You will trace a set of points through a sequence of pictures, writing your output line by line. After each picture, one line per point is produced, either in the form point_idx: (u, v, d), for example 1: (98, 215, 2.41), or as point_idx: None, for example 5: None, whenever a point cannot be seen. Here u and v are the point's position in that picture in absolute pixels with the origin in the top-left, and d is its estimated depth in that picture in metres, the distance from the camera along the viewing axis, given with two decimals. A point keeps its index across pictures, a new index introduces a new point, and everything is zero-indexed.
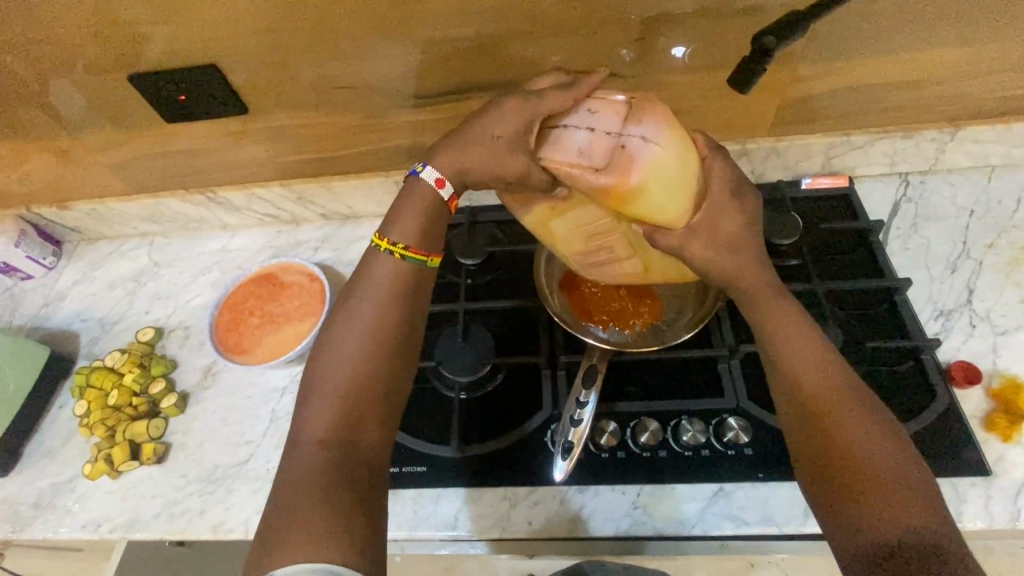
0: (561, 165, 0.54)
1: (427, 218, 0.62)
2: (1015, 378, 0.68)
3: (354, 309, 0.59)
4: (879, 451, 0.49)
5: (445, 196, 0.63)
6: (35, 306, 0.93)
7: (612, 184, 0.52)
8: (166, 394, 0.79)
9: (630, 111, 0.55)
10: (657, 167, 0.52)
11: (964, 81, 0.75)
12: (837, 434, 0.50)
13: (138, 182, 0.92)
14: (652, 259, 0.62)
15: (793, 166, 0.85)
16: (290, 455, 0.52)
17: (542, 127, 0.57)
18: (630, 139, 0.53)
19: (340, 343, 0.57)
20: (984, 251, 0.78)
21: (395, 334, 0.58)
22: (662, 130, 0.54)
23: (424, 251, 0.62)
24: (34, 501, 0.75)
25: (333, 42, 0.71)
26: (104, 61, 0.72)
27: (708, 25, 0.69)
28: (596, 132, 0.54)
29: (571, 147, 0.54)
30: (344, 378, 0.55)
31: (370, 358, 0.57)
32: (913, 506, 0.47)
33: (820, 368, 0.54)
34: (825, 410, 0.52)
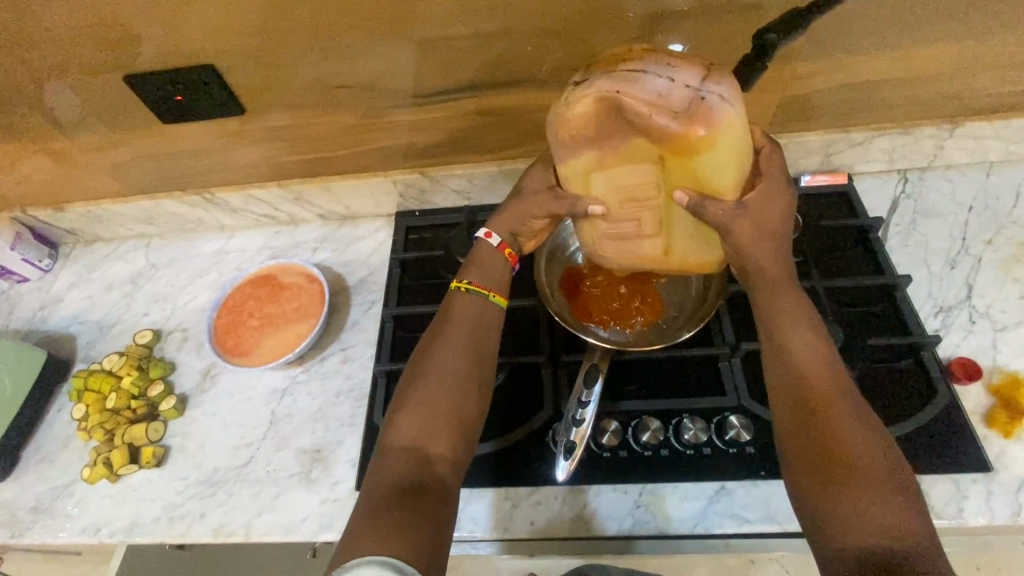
0: (636, 104, 0.50)
1: (485, 263, 0.66)
2: (1015, 374, 0.68)
3: (444, 337, 0.62)
4: (870, 450, 0.50)
5: (495, 243, 0.67)
6: (31, 309, 0.93)
7: (682, 135, 0.51)
8: (165, 397, 0.79)
9: (709, 67, 0.52)
10: (729, 128, 0.52)
11: (963, 77, 0.75)
12: (833, 428, 0.51)
13: (135, 183, 0.91)
14: (679, 238, 0.61)
15: (792, 164, 0.85)
16: (379, 464, 0.56)
17: (616, 63, 0.52)
18: (710, 95, 0.51)
19: (430, 369, 0.60)
20: (983, 247, 0.78)
21: (478, 365, 0.61)
22: (737, 94, 0.52)
23: (487, 287, 0.65)
24: (32, 505, 0.74)
25: (331, 41, 0.70)
26: (99, 62, 0.71)
27: (707, 22, 0.69)
28: (677, 81, 0.51)
29: (650, 88, 0.50)
30: (430, 402, 0.58)
31: (458, 378, 0.60)
32: (897, 506, 0.47)
33: (823, 367, 0.55)
34: (825, 405, 0.53)
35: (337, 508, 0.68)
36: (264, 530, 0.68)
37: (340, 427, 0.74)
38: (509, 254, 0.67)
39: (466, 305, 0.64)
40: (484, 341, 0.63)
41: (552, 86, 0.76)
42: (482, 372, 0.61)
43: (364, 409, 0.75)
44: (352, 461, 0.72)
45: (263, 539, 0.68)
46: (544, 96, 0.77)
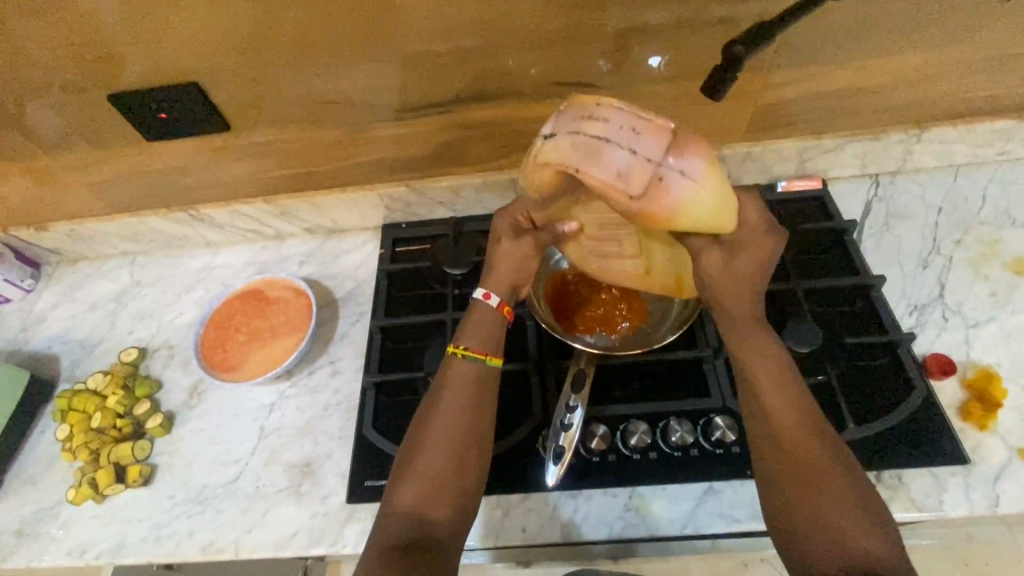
0: (596, 183, 0.53)
1: (484, 324, 0.65)
2: (988, 368, 0.70)
3: (444, 396, 0.61)
4: (838, 479, 0.52)
5: (495, 304, 0.66)
6: (13, 330, 0.92)
7: (641, 210, 0.53)
8: (151, 414, 0.78)
9: (676, 137, 0.52)
10: (690, 207, 0.53)
11: (927, 84, 0.78)
12: (801, 459, 0.53)
13: (119, 201, 0.91)
14: (656, 261, 0.65)
15: (768, 170, 0.87)
16: (375, 528, 0.56)
17: (581, 127, 0.54)
18: (670, 172, 0.52)
19: (431, 431, 0.59)
20: (953, 247, 0.81)
21: (476, 426, 0.60)
22: (703, 167, 0.52)
23: (483, 350, 0.64)
24: (16, 529, 0.73)
25: (316, 60, 0.72)
26: (82, 81, 0.72)
27: (682, 36, 0.71)
28: (637, 156, 0.52)
29: (609, 166, 0.52)
30: (430, 465, 0.57)
31: (451, 441, 0.59)
32: (867, 535, 0.49)
33: (789, 394, 0.56)
34: (793, 436, 0.54)
35: (328, 522, 0.68)
36: (254, 545, 0.68)
37: (329, 440, 0.74)
38: (508, 312, 0.66)
39: (464, 368, 0.63)
40: (479, 401, 0.61)
41: (533, 99, 0.78)
42: (481, 432, 0.60)
43: (353, 421, 0.75)
44: (342, 474, 0.71)
45: (254, 555, 0.67)
46: (526, 108, 0.79)
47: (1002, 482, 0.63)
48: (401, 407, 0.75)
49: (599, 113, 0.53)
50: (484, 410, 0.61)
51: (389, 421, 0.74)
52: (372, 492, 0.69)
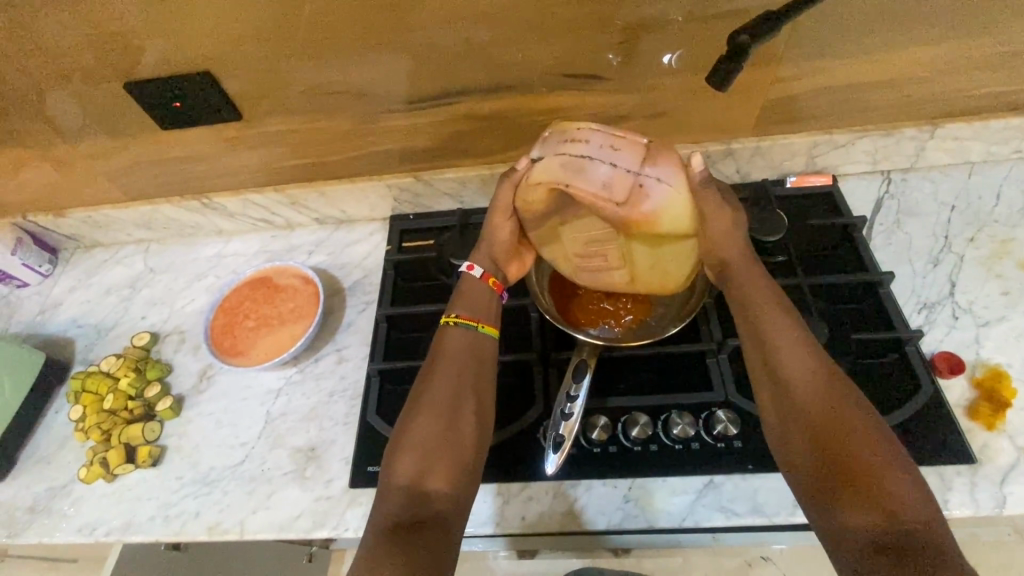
0: (583, 195, 0.56)
1: (476, 296, 0.69)
2: (997, 367, 0.69)
3: (443, 361, 0.64)
4: (860, 433, 0.52)
5: (478, 274, 0.70)
6: (30, 314, 0.94)
7: (628, 216, 0.57)
8: (161, 397, 0.80)
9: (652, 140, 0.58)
10: (670, 208, 0.57)
11: (941, 80, 0.77)
12: (820, 416, 0.53)
13: (134, 189, 0.93)
14: (641, 269, 0.65)
15: (778, 166, 0.87)
16: (378, 503, 0.56)
17: (565, 148, 0.58)
18: (649, 179, 0.56)
19: (428, 392, 0.61)
20: (965, 245, 0.80)
21: (473, 389, 0.62)
22: (677, 173, 0.57)
23: (475, 317, 0.67)
24: (29, 506, 0.75)
25: (327, 50, 0.73)
26: (100, 70, 0.73)
27: (692, 28, 0.71)
28: (617, 167, 0.56)
29: (595, 178, 0.56)
30: (428, 425, 0.59)
31: (447, 414, 0.60)
32: (892, 487, 0.49)
33: (803, 354, 0.57)
34: (811, 394, 0.54)
35: (330, 505, 0.69)
36: (258, 527, 0.69)
37: (333, 426, 0.75)
38: (494, 283, 0.70)
39: (461, 335, 0.65)
40: (472, 375, 0.63)
41: (541, 91, 0.78)
42: (479, 397, 0.62)
43: (358, 408, 0.76)
44: (345, 459, 0.72)
45: (257, 536, 0.69)
46: (534, 100, 0.80)
47: (1009, 482, 0.62)
48: (404, 395, 0.75)
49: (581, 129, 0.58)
50: (478, 383, 0.63)
51: (393, 409, 0.74)
52: (374, 478, 0.70)
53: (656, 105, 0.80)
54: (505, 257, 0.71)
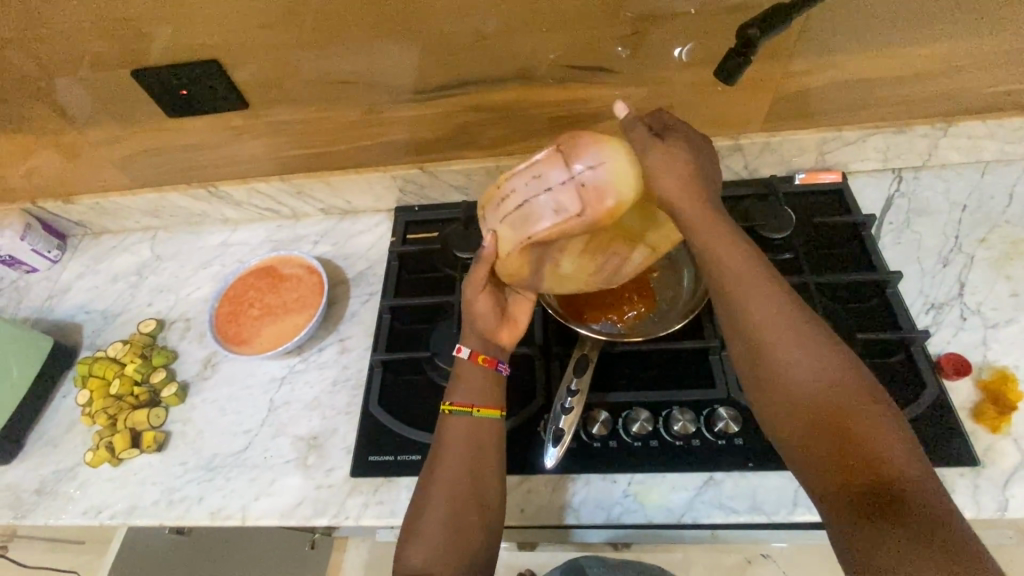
0: (548, 232, 0.56)
1: (473, 378, 0.64)
2: (1004, 369, 0.68)
3: (454, 437, 0.61)
4: (840, 389, 0.48)
5: (468, 356, 0.64)
6: (39, 299, 0.95)
7: (602, 216, 0.55)
8: (166, 383, 0.81)
9: (561, 141, 0.57)
10: (626, 176, 0.55)
11: (956, 77, 0.76)
12: (801, 380, 0.49)
13: (142, 176, 0.93)
14: (654, 239, 0.64)
15: (786, 162, 0.86)
16: None
17: (503, 210, 0.59)
18: (584, 175, 0.55)
19: (434, 483, 0.58)
20: (975, 245, 0.79)
21: (480, 476, 0.59)
22: (605, 149, 0.55)
23: (469, 402, 0.62)
24: (36, 488, 0.76)
25: (333, 39, 0.72)
26: (108, 57, 0.73)
27: (702, 21, 0.70)
28: (553, 188, 0.56)
29: (544, 212, 0.56)
30: (436, 519, 0.56)
31: (459, 497, 0.57)
32: (879, 442, 0.45)
33: (774, 306, 0.52)
34: (788, 356, 0.50)
35: (331, 493, 0.70)
36: (260, 513, 0.70)
37: (335, 415, 0.76)
38: (487, 361, 0.64)
39: (461, 425, 0.61)
40: (483, 454, 0.60)
41: (548, 83, 0.78)
42: (487, 481, 0.59)
43: (359, 398, 0.77)
44: (346, 449, 0.73)
45: (259, 522, 0.69)
46: (541, 93, 0.79)
47: (1013, 485, 0.61)
48: (406, 385, 0.76)
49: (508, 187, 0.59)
50: (490, 461, 0.60)
51: (395, 400, 0.75)
52: (375, 467, 0.70)
53: (664, 98, 0.79)
54: (494, 328, 0.65)
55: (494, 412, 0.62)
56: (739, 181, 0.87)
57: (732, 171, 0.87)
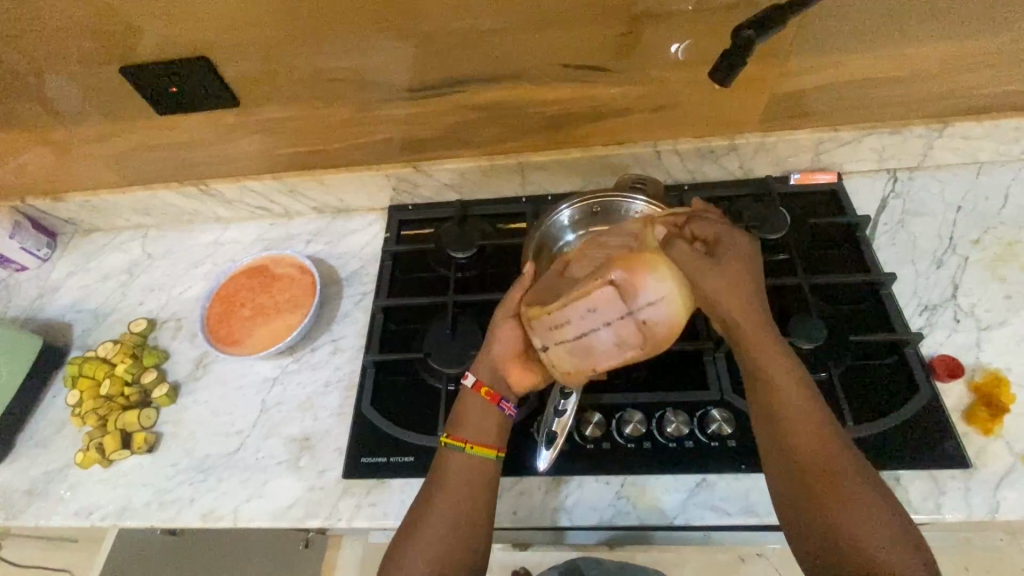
0: (609, 365, 0.58)
1: (473, 409, 0.63)
2: (997, 371, 0.69)
3: (447, 475, 0.60)
4: (837, 464, 0.53)
5: (469, 382, 0.64)
6: (29, 297, 0.94)
7: (660, 347, 0.58)
8: (157, 384, 0.80)
9: (621, 264, 0.55)
10: (681, 306, 0.56)
11: (951, 77, 0.75)
12: (794, 420, 0.55)
13: (133, 174, 0.92)
14: None
15: (782, 162, 0.85)
16: None
17: (558, 336, 0.57)
18: (645, 312, 0.55)
19: (423, 517, 0.59)
20: (969, 247, 0.79)
21: (469, 513, 0.58)
22: (661, 282, 0.55)
23: (462, 437, 0.62)
24: (27, 488, 0.75)
25: (325, 37, 0.71)
26: (97, 54, 0.72)
27: (698, 20, 0.69)
28: (611, 322, 0.55)
29: (606, 347, 0.57)
30: (420, 552, 0.56)
31: (446, 538, 0.57)
32: (861, 510, 0.51)
33: (793, 385, 0.56)
34: (797, 429, 0.55)
35: (324, 495, 0.70)
36: (252, 515, 0.69)
37: (328, 416, 0.76)
38: (487, 393, 0.63)
39: (454, 460, 0.61)
40: (476, 495, 0.59)
41: (542, 82, 0.77)
42: (477, 520, 0.59)
43: (352, 399, 0.76)
44: (339, 450, 0.73)
45: (251, 524, 0.69)
46: (536, 91, 0.78)
47: (1004, 487, 0.62)
48: (399, 387, 0.75)
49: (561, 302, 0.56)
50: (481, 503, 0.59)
51: (388, 401, 0.74)
52: (367, 469, 0.70)
53: (659, 98, 0.79)
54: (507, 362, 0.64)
55: (485, 450, 0.61)
56: (735, 182, 0.87)
57: (727, 171, 0.87)
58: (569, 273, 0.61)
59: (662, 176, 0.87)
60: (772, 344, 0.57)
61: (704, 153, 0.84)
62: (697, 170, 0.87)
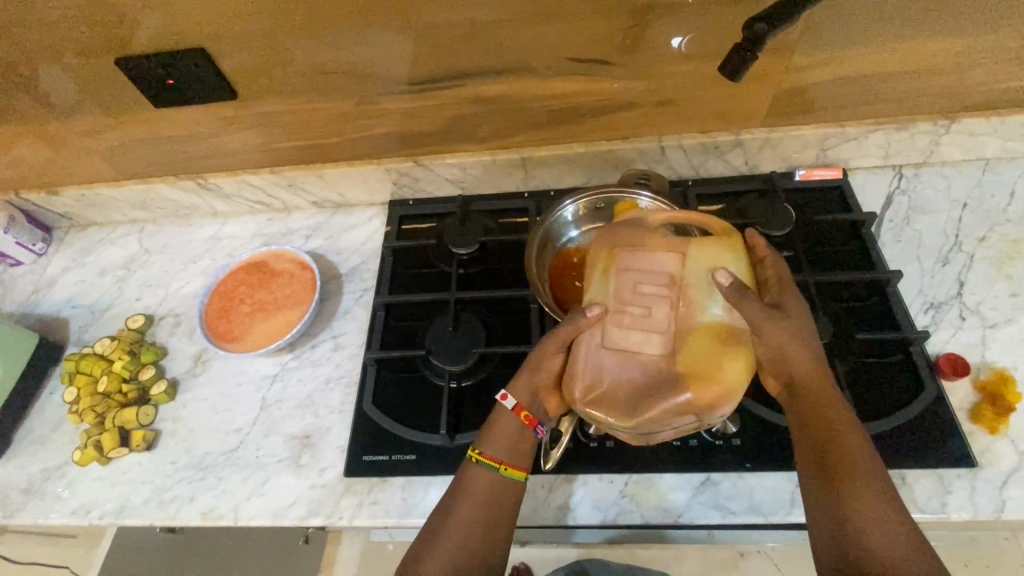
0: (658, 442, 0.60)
1: (512, 435, 0.61)
2: (1003, 370, 0.68)
3: (472, 484, 0.60)
4: (878, 498, 0.51)
5: (511, 405, 0.61)
6: (24, 293, 0.93)
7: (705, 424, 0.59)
8: (156, 381, 0.79)
9: (698, 382, 0.52)
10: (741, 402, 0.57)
11: (958, 72, 0.75)
12: (817, 412, 0.55)
13: (129, 168, 0.91)
14: None
15: (787, 158, 0.85)
16: None
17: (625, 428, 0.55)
18: (714, 419, 0.55)
19: (440, 531, 0.58)
20: (975, 244, 0.78)
21: (487, 535, 0.58)
22: (737, 397, 0.53)
23: (498, 459, 0.60)
24: (24, 487, 0.75)
25: (325, 28, 0.70)
26: (91, 45, 0.71)
27: (704, 13, 0.68)
28: (680, 428, 0.55)
29: (666, 438, 0.57)
30: (434, 564, 0.56)
31: (465, 546, 0.57)
32: (874, 507, 0.51)
33: (829, 398, 0.56)
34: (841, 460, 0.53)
35: (325, 493, 0.69)
36: (253, 514, 0.69)
37: (329, 414, 0.75)
38: (527, 417, 0.61)
39: (486, 479, 0.60)
40: (498, 507, 0.59)
41: (546, 76, 0.76)
42: (493, 543, 0.58)
43: (353, 397, 0.75)
44: (340, 448, 0.72)
45: (252, 523, 0.69)
46: (539, 85, 0.77)
47: (1010, 487, 0.62)
48: (401, 384, 0.75)
49: (630, 415, 0.53)
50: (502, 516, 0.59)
51: (389, 399, 0.74)
52: (368, 467, 0.69)
53: (664, 92, 0.78)
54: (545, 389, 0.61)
55: (519, 474, 0.60)
56: (739, 178, 0.86)
57: (732, 167, 0.86)
58: (618, 349, 0.54)
59: (666, 171, 0.87)
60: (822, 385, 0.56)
61: (709, 149, 0.83)
62: (701, 166, 0.86)
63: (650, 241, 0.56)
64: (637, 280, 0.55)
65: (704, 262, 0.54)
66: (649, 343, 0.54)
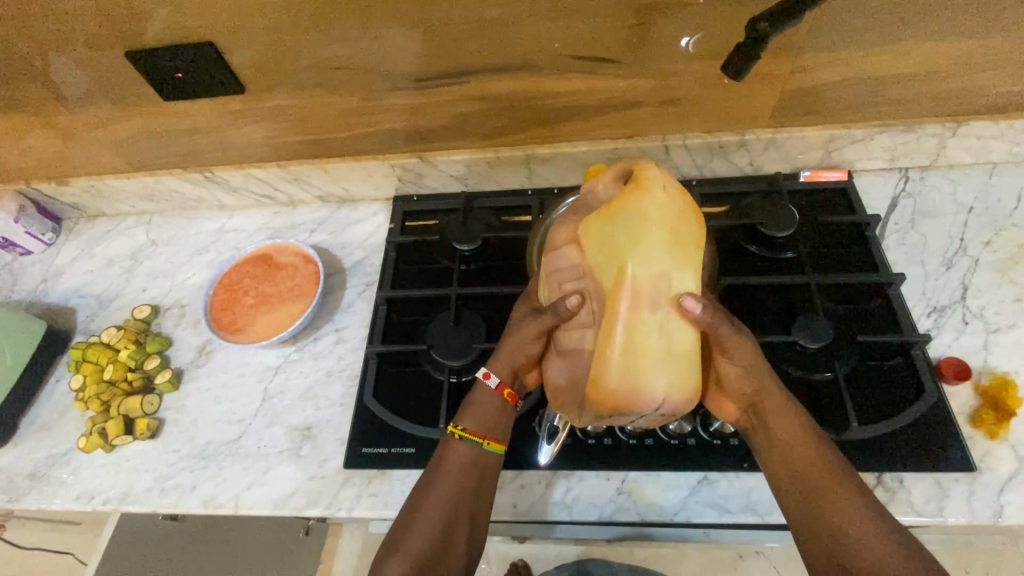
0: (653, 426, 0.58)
1: (496, 413, 0.62)
2: (1005, 375, 0.68)
3: (448, 464, 0.60)
4: (842, 491, 0.54)
5: (494, 385, 0.63)
6: (34, 281, 0.95)
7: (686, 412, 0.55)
8: (160, 370, 0.80)
9: (602, 382, 0.51)
10: (689, 379, 0.51)
11: (968, 75, 0.74)
12: (774, 432, 0.57)
13: (138, 159, 0.92)
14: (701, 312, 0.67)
15: (792, 158, 0.84)
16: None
17: (579, 415, 0.57)
18: (659, 412, 0.52)
19: (427, 506, 0.58)
20: (980, 248, 0.78)
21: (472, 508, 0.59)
22: (670, 388, 0.50)
23: (481, 433, 0.61)
24: (29, 472, 0.76)
25: (330, 24, 0.71)
26: (103, 37, 0.72)
27: (710, 11, 0.68)
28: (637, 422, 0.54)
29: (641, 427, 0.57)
30: (419, 536, 0.57)
31: (445, 524, 0.57)
32: (851, 515, 0.53)
33: (783, 417, 0.57)
34: (808, 464, 0.55)
35: (324, 484, 0.70)
36: (252, 503, 0.70)
37: (330, 406, 0.75)
38: (509, 393, 0.63)
39: (466, 452, 0.60)
40: (474, 485, 0.59)
41: (551, 72, 0.76)
42: (477, 515, 0.59)
43: (354, 389, 0.76)
44: (340, 440, 0.73)
45: (252, 511, 0.69)
46: (544, 83, 0.77)
47: (1009, 491, 0.61)
48: (402, 379, 0.75)
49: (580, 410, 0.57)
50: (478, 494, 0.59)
51: (389, 392, 0.74)
52: (368, 459, 0.70)
53: (668, 91, 0.78)
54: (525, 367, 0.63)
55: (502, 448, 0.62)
56: (744, 178, 0.86)
57: (736, 167, 0.86)
58: (563, 351, 0.57)
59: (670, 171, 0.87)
60: (767, 392, 0.57)
61: (713, 149, 0.83)
62: (705, 166, 0.86)
63: (559, 238, 0.58)
64: (561, 280, 0.57)
65: (595, 245, 0.53)
66: (586, 338, 0.55)
